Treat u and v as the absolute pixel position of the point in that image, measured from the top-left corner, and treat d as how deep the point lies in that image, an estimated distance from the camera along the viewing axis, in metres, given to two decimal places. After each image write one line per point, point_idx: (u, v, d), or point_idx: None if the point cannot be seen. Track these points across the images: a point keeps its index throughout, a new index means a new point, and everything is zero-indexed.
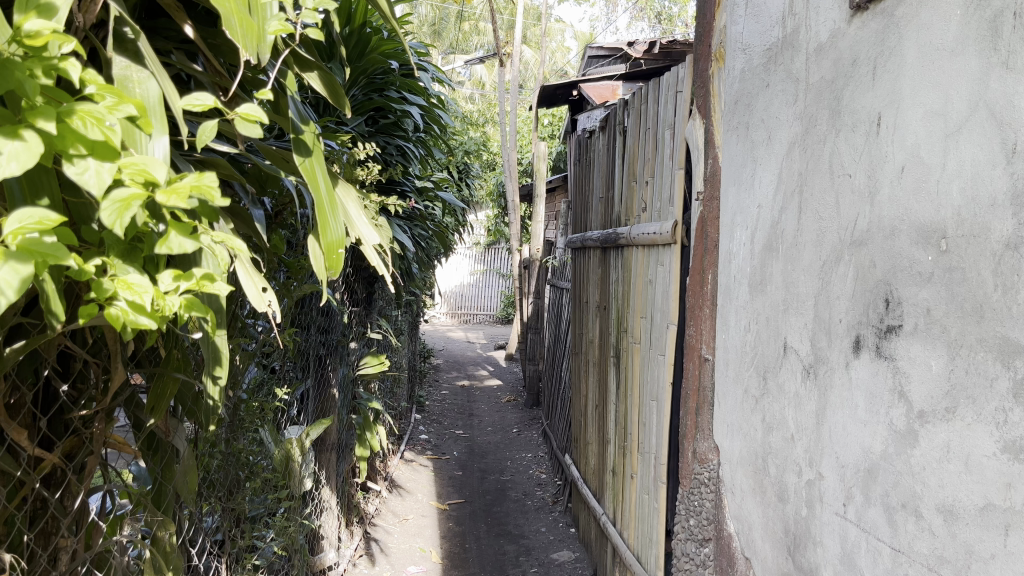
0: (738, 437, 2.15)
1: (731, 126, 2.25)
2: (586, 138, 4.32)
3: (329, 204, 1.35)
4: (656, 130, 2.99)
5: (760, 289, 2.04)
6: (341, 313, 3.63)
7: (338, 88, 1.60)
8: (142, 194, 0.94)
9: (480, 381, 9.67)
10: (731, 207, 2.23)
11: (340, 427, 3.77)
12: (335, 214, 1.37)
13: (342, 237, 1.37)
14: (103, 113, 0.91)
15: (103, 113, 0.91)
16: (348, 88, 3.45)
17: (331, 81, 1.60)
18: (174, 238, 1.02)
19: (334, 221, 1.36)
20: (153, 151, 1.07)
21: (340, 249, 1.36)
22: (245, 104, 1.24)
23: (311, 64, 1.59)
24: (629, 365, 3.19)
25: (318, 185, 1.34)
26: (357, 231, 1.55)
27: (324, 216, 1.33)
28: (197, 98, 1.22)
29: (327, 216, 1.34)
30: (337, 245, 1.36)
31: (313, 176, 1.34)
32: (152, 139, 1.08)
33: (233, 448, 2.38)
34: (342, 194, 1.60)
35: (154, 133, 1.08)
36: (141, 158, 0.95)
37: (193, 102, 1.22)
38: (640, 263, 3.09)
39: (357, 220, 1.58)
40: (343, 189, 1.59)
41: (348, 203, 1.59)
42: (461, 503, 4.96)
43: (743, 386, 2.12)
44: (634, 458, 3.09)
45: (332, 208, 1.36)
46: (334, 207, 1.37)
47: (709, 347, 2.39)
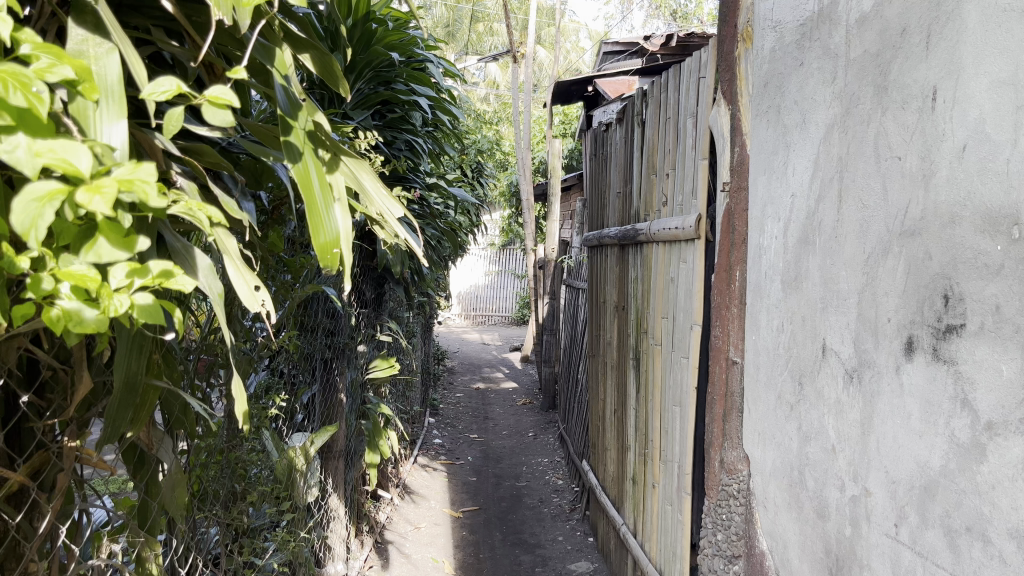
0: (771, 447, 1.98)
1: (761, 111, 2.08)
2: (603, 131, 4.16)
3: (322, 202, 1.20)
4: (677, 119, 2.82)
5: (795, 287, 1.87)
6: (348, 314, 3.49)
7: (335, 68, 1.46)
8: (62, 190, 0.77)
9: (497, 384, 9.52)
10: (761, 197, 2.06)
11: (348, 434, 3.63)
12: (328, 209, 1.22)
13: (338, 235, 1.23)
14: (29, 75, 0.75)
15: (30, 77, 0.75)
16: (352, 80, 3.34)
17: (325, 60, 1.45)
18: (102, 243, 0.85)
19: (328, 222, 1.21)
20: (108, 136, 0.92)
21: (336, 250, 1.22)
22: (214, 85, 1.07)
23: (304, 44, 1.45)
24: (650, 368, 3.02)
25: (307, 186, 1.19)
26: (375, 209, 1.38)
27: (316, 214, 1.19)
28: (160, 86, 1.01)
29: (319, 215, 1.19)
30: (332, 244, 1.21)
31: (303, 176, 1.19)
32: (110, 121, 0.93)
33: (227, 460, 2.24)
34: (356, 168, 1.41)
35: (109, 115, 0.93)
36: (63, 144, 0.78)
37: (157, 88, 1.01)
38: (661, 261, 2.93)
39: (373, 197, 1.40)
40: (357, 163, 1.40)
41: (362, 177, 1.40)
42: (475, 510, 4.81)
43: (776, 391, 1.96)
44: (656, 465, 2.93)
45: (326, 207, 1.21)
46: (329, 206, 1.22)
47: (737, 350, 2.22)
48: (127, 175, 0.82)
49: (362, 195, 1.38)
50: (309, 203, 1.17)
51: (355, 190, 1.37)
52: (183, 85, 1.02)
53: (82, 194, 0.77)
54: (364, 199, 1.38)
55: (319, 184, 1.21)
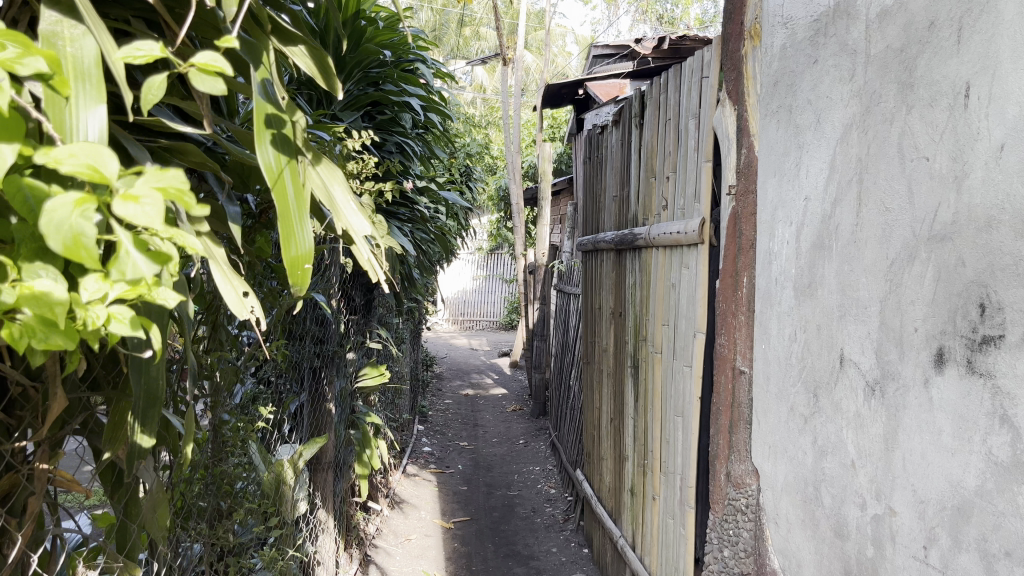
0: (783, 461, 1.90)
1: (770, 111, 2.00)
2: (597, 134, 4.08)
3: (296, 212, 1.11)
4: (677, 121, 2.75)
5: (809, 294, 1.79)
6: (337, 321, 3.39)
7: (328, 63, 1.37)
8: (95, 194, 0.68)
9: (486, 390, 9.41)
10: (771, 201, 1.98)
11: (337, 444, 3.52)
12: (302, 220, 1.13)
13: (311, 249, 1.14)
14: None
15: None
16: (342, 80, 3.26)
17: (320, 59, 1.37)
18: (126, 257, 0.76)
19: (301, 234, 1.12)
20: (87, 129, 0.82)
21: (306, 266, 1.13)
22: (201, 52, 0.95)
23: (295, 37, 1.35)
24: (649, 376, 2.94)
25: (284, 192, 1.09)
26: (343, 223, 1.30)
27: (289, 223, 1.09)
28: (140, 47, 0.89)
29: (291, 226, 1.10)
30: (304, 259, 1.12)
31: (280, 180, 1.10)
32: (88, 108, 0.82)
33: (211, 477, 2.13)
34: (327, 177, 1.34)
35: (89, 101, 0.83)
36: (85, 149, 0.71)
37: (135, 51, 0.89)
38: (661, 267, 2.84)
39: (343, 210, 1.33)
40: (330, 173, 1.34)
41: (333, 189, 1.34)
42: (466, 520, 4.71)
43: (788, 403, 1.87)
44: (656, 477, 2.84)
45: (300, 217, 1.12)
46: (303, 217, 1.13)
47: (745, 359, 2.14)
48: (158, 181, 0.78)
49: (329, 205, 1.30)
50: (283, 211, 1.08)
51: (326, 201, 1.29)
52: (166, 47, 0.90)
53: (120, 203, 0.71)
54: (333, 211, 1.31)
55: (294, 192, 1.12)
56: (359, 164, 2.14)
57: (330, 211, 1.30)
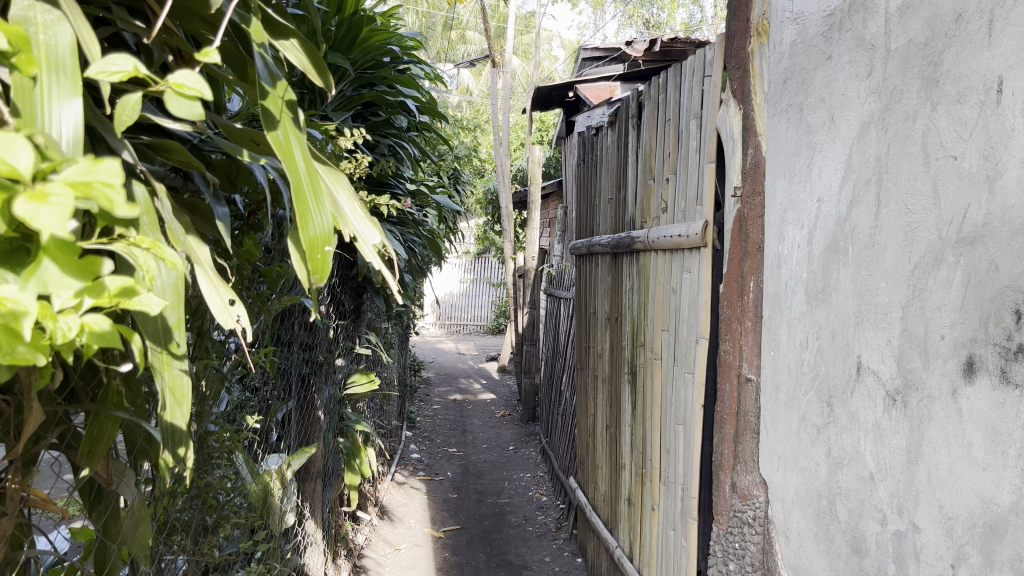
0: (793, 472, 1.83)
1: (779, 110, 1.94)
2: (592, 136, 4.01)
3: (313, 190, 1.02)
4: (678, 121, 2.68)
5: (823, 299, 1.72)
6: (326, 327, 3.30)
7: (321, 59, 1.29)
8: None
9: (475, 395, 9.32)
10: (781, 202, 1.92)
11: (325, 453, 3.43)
12: (318, 203, 1.03)
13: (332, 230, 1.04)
14: None
15: None
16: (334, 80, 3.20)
17: (313, 54, 1.27)
18: (47, 266, 0.64)
19: (320, 213, 1.02)
20: (59, 127, 0.72)
21: (329, 249, 1.03)
22: (178, 72, 0.83)
23: (286, 30, 1.26)
24: (648, 383, 2.86)
25: (298, 169, 1.00)
26: (349, 227, 1.21)
27: (305, 202, 0.99)
28: (112, 65, 0.77)
29: (309, 204, 1.00)
30: (324, 241, 1.02)
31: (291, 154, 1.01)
32: (61, 102, 0.73)
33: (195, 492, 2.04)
34: (332, 183, 1.25)
35: (62, 94, 0.73)
36: None
37: (107, 69, 0.77)
38: (660, 271, 2.77)
39: (350, 215, 1.24)
40: (334, 177, 1.25)
41: (339, 195, 1.25)
42: (457, 529, 4.62)
43: (799, 413, 1.80)
44: (655, 487, 2.77)
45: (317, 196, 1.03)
46: (319, 196, 1.03)
47: (751, 366, 2.07)
48: (83, 174, 0.62)
49: (336, 210, 1.20)
50: (299, 188, 0.98)
51: (333, 205, 1.20)
52: (141, 66, 0.78)
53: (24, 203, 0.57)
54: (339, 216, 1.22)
55: (310, 167, 1.03)
56: (352, 164, 2.05)
57: (336, 217, 1.21)
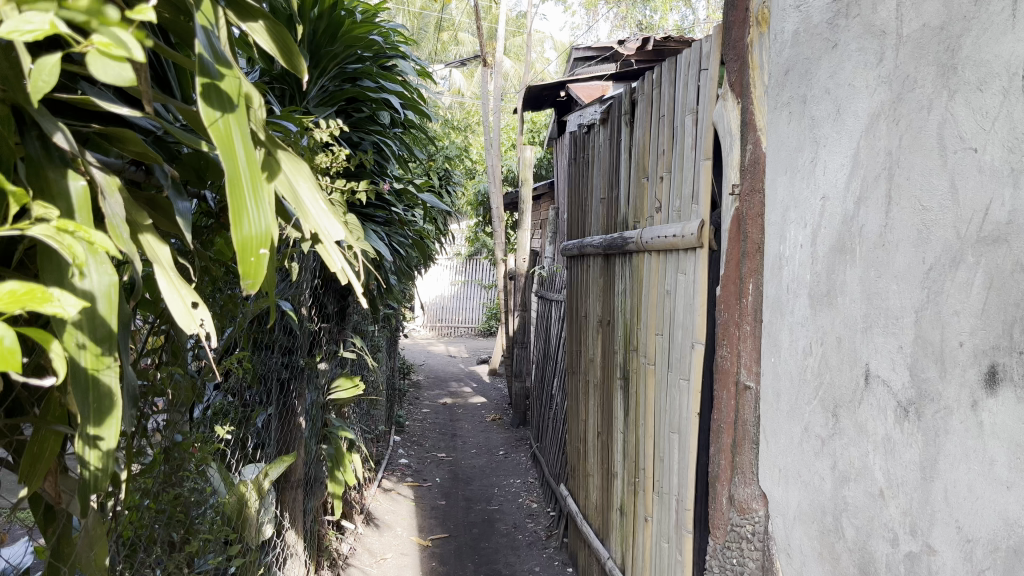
0: (795, 486, 1.72)
1: (780, 103, 1.84)
2: (583, 134, 3.90)
3: (252, 187, 0.94)
4: (672, 117, 2.58)
5: (828, 303, 1.62)
6: (308, 331, 3.19)
7: (292, 44, 1.16)
8: None
9: (465, 398, 9.20)
10: (782, 200, 1.81)
11: (307, 460, 3.31)
12: (257, 199, 0.95)
13: (270, 231, 0.97)
14: None
15: None
16: (316, 75, 3.09)
17: (283, 37, 1.15)
18: None
19: (258, 213, 0.95)
20: None
21: (264, 251, 0.97)
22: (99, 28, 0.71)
23: (255, 12, 1.14)
24: (641, 390, 2.76)
25: (236, 161, 0.92)
26: (311, 222, 1.10)
27: (239, 201, 0.92)
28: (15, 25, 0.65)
29: (245, 203, 0.93)
30: (258, 242, 0.96)
31: (230, 144, 0.92)
32: None
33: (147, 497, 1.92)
34: (293, 171, 1.13)
35: None
36: None
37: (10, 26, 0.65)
38: (654, 273, 2.67)
39: (310, 205, 1.13)
40: (294, 164, 1.13)
41: (297, 181, 1.13)
42: (444, 538, 4.50)
43: (802, 423, 1.70)
44: (648, 497, 2.67)
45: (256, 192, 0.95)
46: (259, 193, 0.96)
47: (750, 373, 1.97)
48: None
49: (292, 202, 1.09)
50: (234, 185, 0.91)
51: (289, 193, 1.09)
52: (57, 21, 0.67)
53: None
54: (299, 208, 1.10)
55: (251, 159, 0.94)
56: (329, 158, 1.94)
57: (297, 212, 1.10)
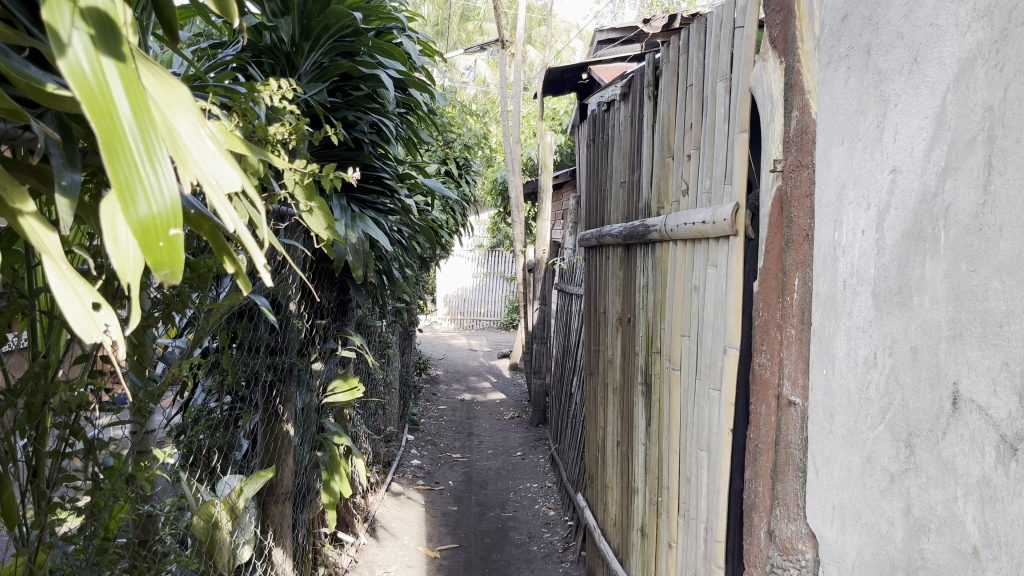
0: (855, 528, 1.39)
1: (836, 57, 1.50)
2: (603, 113, 3.57)
3: (141, 146, 0.66)
4: (702, 86, 2.24)
5: (900, 305, 1.28)
6: (300, 328, 2.90)
7: None
8: None
9: (484, 394, 8.90)
10: (838, 175, 1.48)
11: (296, 469, 3.02)
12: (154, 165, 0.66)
13: (180, 204, 0.68)
14: None
15: None
16: (306, 49, 2.71)
17: None
18: None
19: (160, 181, 0.67)
20: None
21: (178, 229, 0.69)
22: None
23: None
24: (665, 398, 2.43)
25: (118, 117, 0.64)
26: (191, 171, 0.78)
27: (121, 173, 0.64)
28: None
29: (132, 171, 0.65)
30: (166, 221, 0.67)
31: (103, 96, 0.64)
32: None
33: (74, 531, 1.68)
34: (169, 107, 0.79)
35: None
36: None
37: None
38: (680, 266, 2.34)
39: (193, 145, 0.80)
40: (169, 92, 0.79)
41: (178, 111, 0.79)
42: (454, 548, 4.21)
43: (864, 453, 1.37)
44: (672, 520, 2.34)
45: (149, 149, 0.67)
46: (154, 153, 0.67)
47: (795, 386, 1.64)
48: None
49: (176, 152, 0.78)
50: (109, 143, 0.63)
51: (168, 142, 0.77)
52: None
53: None
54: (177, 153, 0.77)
55: (136, 106, 0.66)
56: (290, 128, 1.63)
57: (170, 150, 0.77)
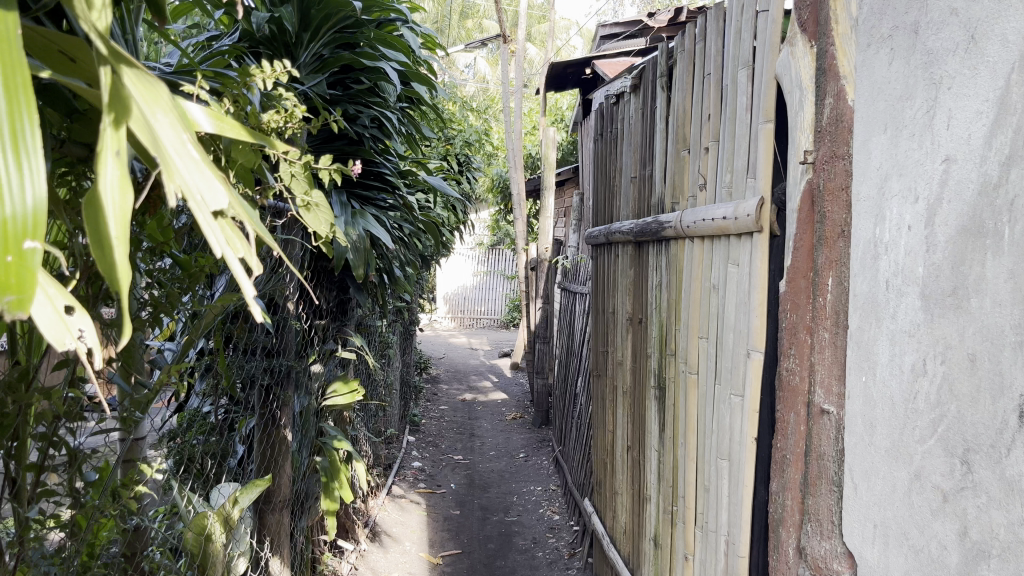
0: (900, 549, 1.28)
1: (877, 39, 1.38)
2: (611, 106, 3.45)
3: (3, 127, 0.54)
4: (721, 75, 2.13)
5: (954, 307, 1.17)
6: (298, 330, 2.79)
7: None
8: None
9: (485, 395, 8.78)
10: (879, 166, 1.36)
11: (294, 476, 2.91)
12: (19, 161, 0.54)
13: (44, 213, 0.55)
14: None
15: None
16: (305, 39, 2.59)
17: None
18: None
19: (22, 181, 0.54)
20: None
21: (32, 244, 0.55)
22: None
23: None
24: (681, 403, 2.32)
25: None
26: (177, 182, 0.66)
27: None
28: None
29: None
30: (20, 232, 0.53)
31: None
32: None
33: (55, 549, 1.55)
34: (150, 109, 0.66)
35: None
36: None
37: None
38: (697, 264, 2.23)
39: (176, 152, 0.68)
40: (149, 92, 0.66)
41: (159, 111, 0.67)
42: (456, 555, 4.09)
43: (912, 468, 1.25)
44: (689, 531, 2.23)
45: (13, 136, 0.54)
46: (22, 144, 0.55)
47: (829, 394, 1.52)
48: None
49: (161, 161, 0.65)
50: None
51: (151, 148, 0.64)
52: None
53: None
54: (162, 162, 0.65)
55: (11, 80, 0.55)
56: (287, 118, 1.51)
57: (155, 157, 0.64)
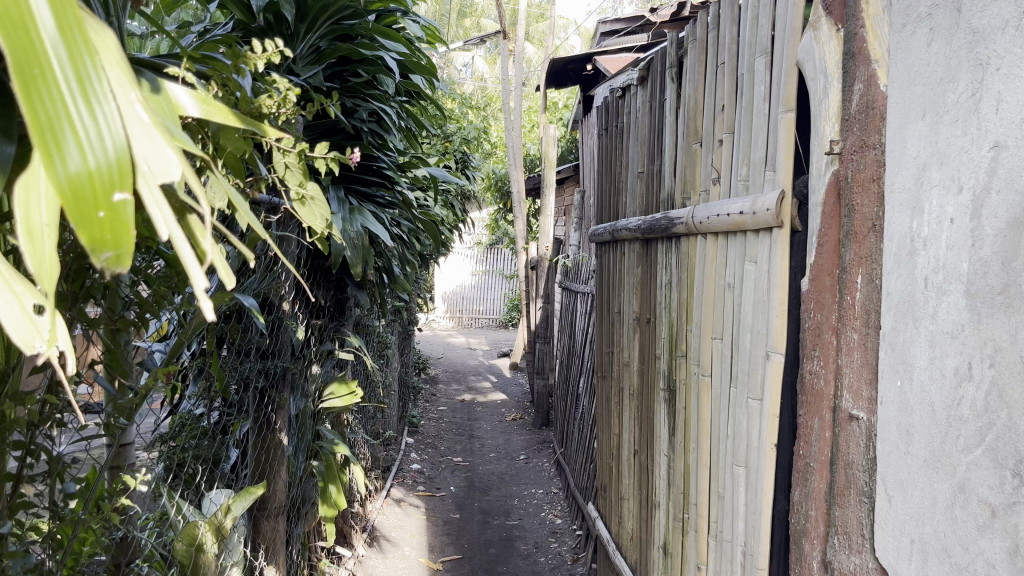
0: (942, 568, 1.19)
1: (915, 18, 1.29)
2: (616, 100, 3.36)
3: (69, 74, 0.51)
4: (736, 63, 2.03)
5: (1004, 306, 1.08)
6: (294, 330, 2.69)
7: None
8: None
9: (484, 395, 8.68)
10: (916, 155, 1.27)
11: (290, 481, 2.81)
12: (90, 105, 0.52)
13: (128, 160, 0.54)
14: None
15: None
16: (302, 30, 2.48)
17: None
18: None
19: (99, 128, 0.53)
20: None
21: (123, 194, 0.55)
22: None
23: None
24: (693, 406, 2.23)
25: (36, 35, 0.50)
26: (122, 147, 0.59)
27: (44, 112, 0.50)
28: None
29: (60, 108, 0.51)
30: (108, 185, 0.53)
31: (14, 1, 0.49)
32: None
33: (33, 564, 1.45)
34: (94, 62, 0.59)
35: None
36: None
37: None
38: (710, 262, 2.14)
39: (124, 114, 0.61)
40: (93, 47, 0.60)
41: (106, 65, 0.61)
42: (457, 560, 4.00)
43: (957, 480, 1.16)
44: (702, 540, 2.14)
45: (80, 78, 0.52)
46: (93, 89, 0.52)
47: (858, 398, 1.43)
48: None
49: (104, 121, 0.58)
50: (24, 68, 0.49)
51: None
52: None
53: None
54: None
55: (64, 21, 0.52)
56: (280, 104, 1.41)
57: None
